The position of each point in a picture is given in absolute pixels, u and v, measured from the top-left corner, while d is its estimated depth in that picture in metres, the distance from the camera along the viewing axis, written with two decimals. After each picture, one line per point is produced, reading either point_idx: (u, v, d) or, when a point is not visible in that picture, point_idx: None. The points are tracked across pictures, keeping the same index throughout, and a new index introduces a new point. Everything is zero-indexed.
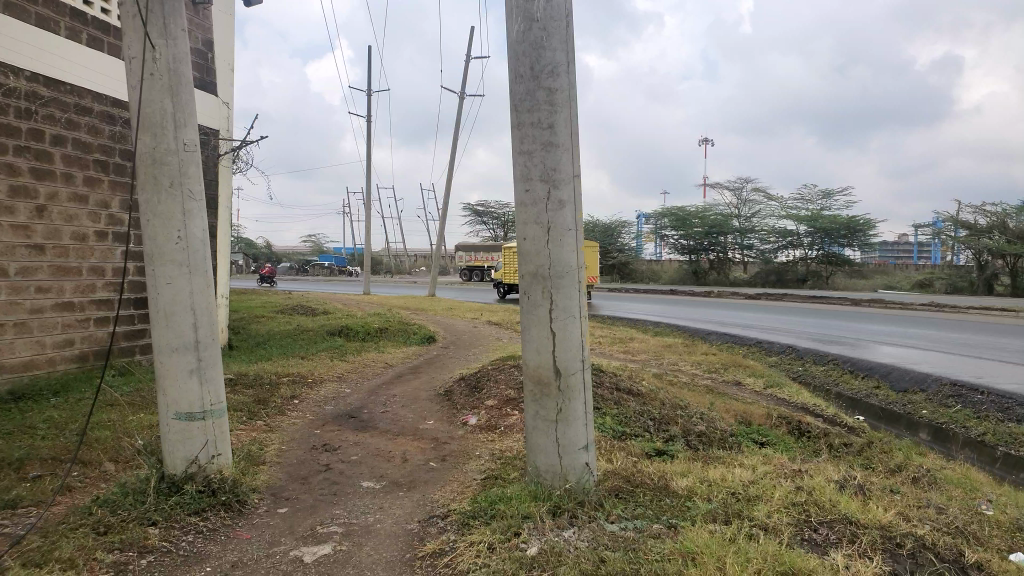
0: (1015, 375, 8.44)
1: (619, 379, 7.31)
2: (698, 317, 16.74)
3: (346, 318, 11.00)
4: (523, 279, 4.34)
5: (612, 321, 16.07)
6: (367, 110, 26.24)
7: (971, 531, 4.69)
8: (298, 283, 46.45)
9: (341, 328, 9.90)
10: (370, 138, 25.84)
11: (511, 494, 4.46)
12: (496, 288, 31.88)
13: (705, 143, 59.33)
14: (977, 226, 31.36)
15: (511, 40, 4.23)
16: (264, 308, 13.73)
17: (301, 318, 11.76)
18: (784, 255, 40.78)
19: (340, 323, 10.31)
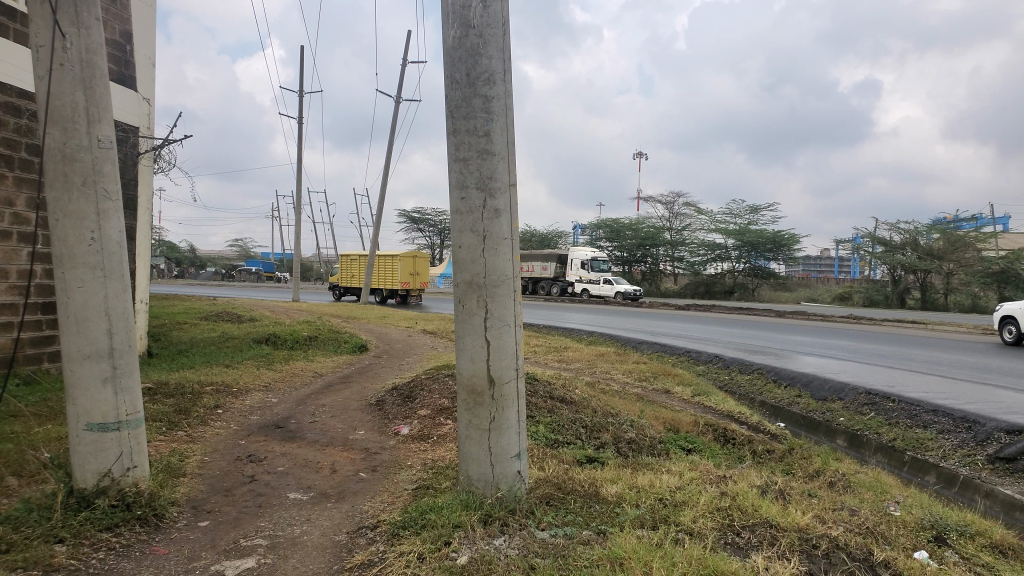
0: (924, 384, 8.91)
1: (553, 388, 7.35)
2: (627, 327, 17.01)
3: (273, 326, 10.72)
4: (458, 287, 4.32)
5: (549, 330, 16.27)
6: (298, 112, 25.49)
7: (880, 531, 4.92)
8: (202, 288, 45.91)
9: (267, 336, 9.60)
10: (303, 142, 25.51)
11: (442, 504, 4.42)
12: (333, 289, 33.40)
13: (642, 156, 60.41)
14: (893, 243, 33.15)
15: (447, 46, 4.24)
16: (188, 314, 13.27)
17: (224, 325, 11.36)
18: (712, 267, 41.82)
19: (267, 330, 10.02)
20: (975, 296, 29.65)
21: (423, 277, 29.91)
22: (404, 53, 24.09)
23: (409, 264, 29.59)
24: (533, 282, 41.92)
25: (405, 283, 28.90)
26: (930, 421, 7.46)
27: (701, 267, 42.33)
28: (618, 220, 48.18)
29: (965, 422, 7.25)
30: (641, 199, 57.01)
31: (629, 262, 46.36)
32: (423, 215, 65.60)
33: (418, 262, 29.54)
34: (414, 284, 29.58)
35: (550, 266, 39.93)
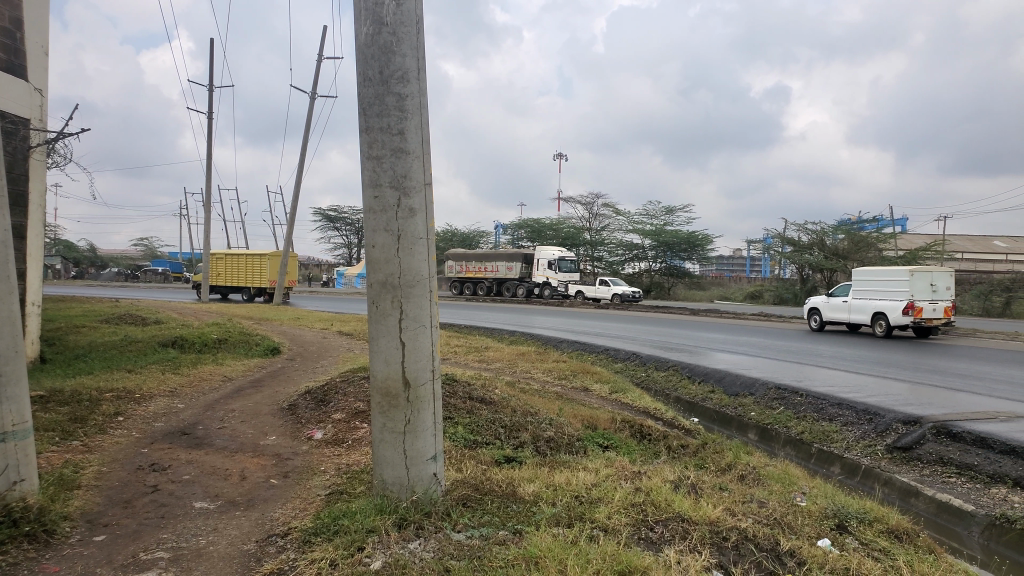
0: (829, 378, 9.34)
1: (473, 388, 7.32)
2: (547, 326, 17.16)
3: (180, 328, 10.29)
4: (371, 288, 4.23)
5: (469, 330, 16.28)
6: (211, 107, 24.49)
7: (787, 521, 5.10)
8: (104, 290, 43.66)
9: (174, 339, 9.22)
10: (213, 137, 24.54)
11: (355, 509, 4.32)
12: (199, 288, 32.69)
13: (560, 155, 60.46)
14: (801, 243, 34.37)
15: (359, 43, 4.15)
16: (85, 318, 12.58)
17: (127, 328, 10.83)
18: (630, 267, 43.08)
19: (174, 333, 9.63)
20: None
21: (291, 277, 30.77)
22: (321, 47, 23.41)
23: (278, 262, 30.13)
24: (496, 282, 37.66)
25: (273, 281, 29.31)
26: (835, 414, 7.80)
27: (620, 267, 43.47)
28: (541, 223, 49.03)
29: (867, 414, 7.61)
30: (564, 199, 57.89)
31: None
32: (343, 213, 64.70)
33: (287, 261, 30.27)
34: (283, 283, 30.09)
35: (513, 266, 36.19)
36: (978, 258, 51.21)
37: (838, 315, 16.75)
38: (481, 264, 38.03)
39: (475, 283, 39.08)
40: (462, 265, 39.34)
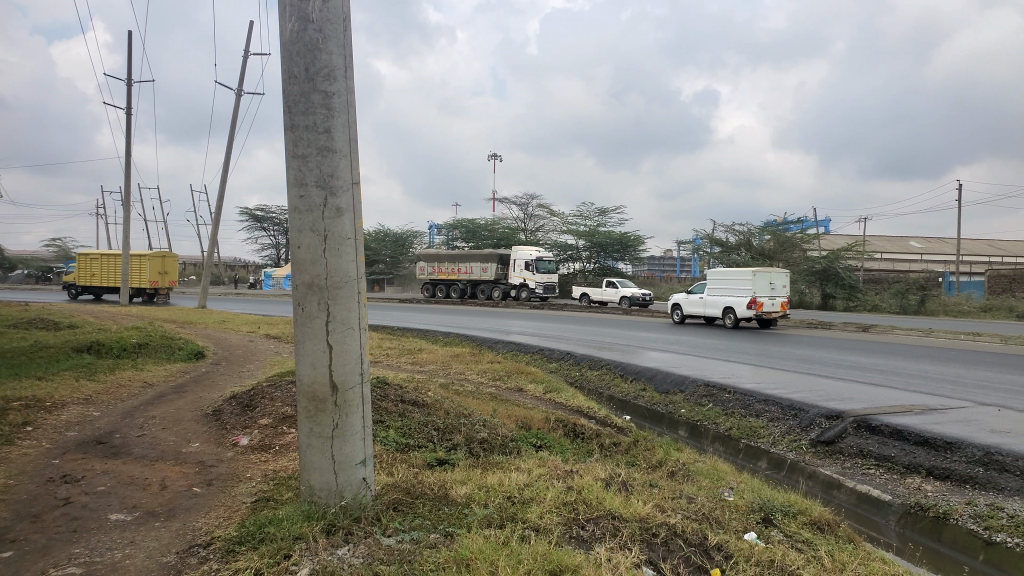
0: (755, 375, 9.62)
1: (404, 391, 7.24)
2: (482, 327, 17.17)
3: (97, 333, 9.86)
4: (297, 290, 4.12)
5: (402, 331, 16.13)
6: (129, 102, 23.52)
7: (715, 516, 5.20)
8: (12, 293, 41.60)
9: (89, 344, 8.82)
10: (131, 134, 23.56)
11: (281, 517, 4.20)
12: (71, 288, 31.44)
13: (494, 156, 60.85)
14: (728, 243, 35.78)
15: (284, 40, 4.06)
16: None
17: (38, 333, 10.30)
18: (564, 267, 43.83)
19: (89, 338, 9.21)
20: (801, 294, 32.33)
21: (172, 276, 29.91)
22: (247, 43, 22.78)
23: (157, 262, 29.38)
24: (471, 283, 36.74)
25: (151, 281, 28.68)
26: (762, 410, 8.03)
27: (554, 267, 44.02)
28: (475, 223, 49.30)
29: (792, 409, 7.85)
30: (498, 199, 58.42)
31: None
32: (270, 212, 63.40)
33: (168, 261, 29.67)
34: (164, 284, 29.48)
35: (490, 266, 35.27)
36: (893, 257, 53.76)
37: (694, 309, 19.24)
38: (454, 265, 37.03)
39: (448, 285, 38.00)
40: (435, 265, 38.20)
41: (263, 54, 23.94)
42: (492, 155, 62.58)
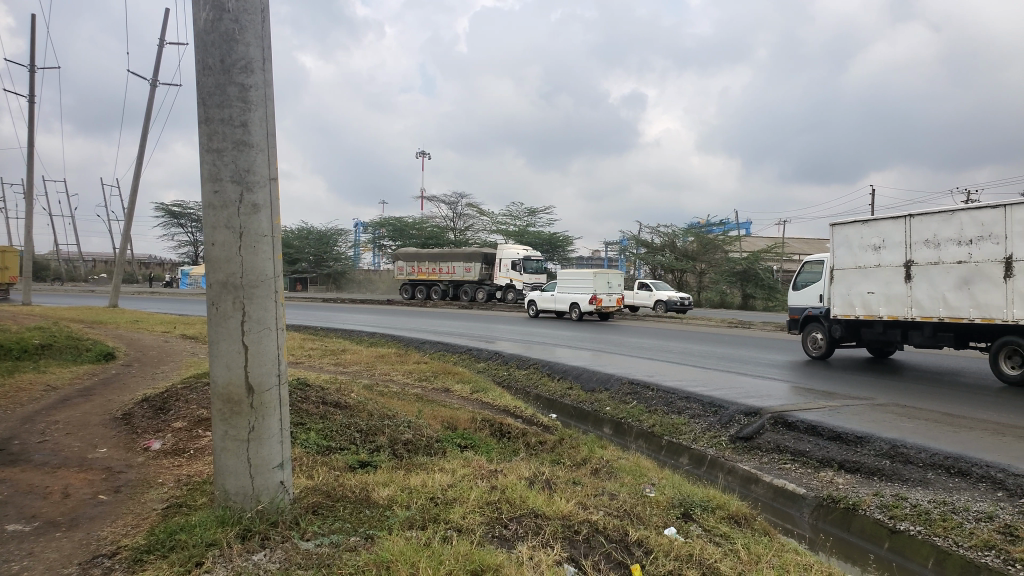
0: (678, 373, 9.85)
1: (326, 393, 7.11)
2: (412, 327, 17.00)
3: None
4: (211, 289, 3.97)
5: (325, 332, 15.82)
6: (33, 90, 22.31)
7: (636, 512, 5.29)
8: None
9: None
10: (34, 123, 22.34)
11: (193, 523, 4.04)
12: None
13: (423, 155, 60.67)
14: (653, 244, 36.59)
15: (197, 29, 3.91)
16: None
17: None
18: None
19: None
20: (722, 293, 33.43)
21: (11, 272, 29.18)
22: (163, 32, 21.93)
23: None
24: (453, 284, 36.06)
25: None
26: (684, 407, 8.22)
27: None
28: (403, 222, 49.07)
29: (712, 406, 8.07)
30: (428, 198, 58.15)
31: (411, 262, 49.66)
32: (186, 207, 60.81)
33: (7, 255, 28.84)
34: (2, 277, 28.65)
35: (474, 266, 34.66)
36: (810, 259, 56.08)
37: (547, 303, 22.58)
38: (436, 265, 36.30)
39: (428, 285, 37.25)
40: (414, 266, 37.59)
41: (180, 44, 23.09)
42: (420, 155, 62.25)
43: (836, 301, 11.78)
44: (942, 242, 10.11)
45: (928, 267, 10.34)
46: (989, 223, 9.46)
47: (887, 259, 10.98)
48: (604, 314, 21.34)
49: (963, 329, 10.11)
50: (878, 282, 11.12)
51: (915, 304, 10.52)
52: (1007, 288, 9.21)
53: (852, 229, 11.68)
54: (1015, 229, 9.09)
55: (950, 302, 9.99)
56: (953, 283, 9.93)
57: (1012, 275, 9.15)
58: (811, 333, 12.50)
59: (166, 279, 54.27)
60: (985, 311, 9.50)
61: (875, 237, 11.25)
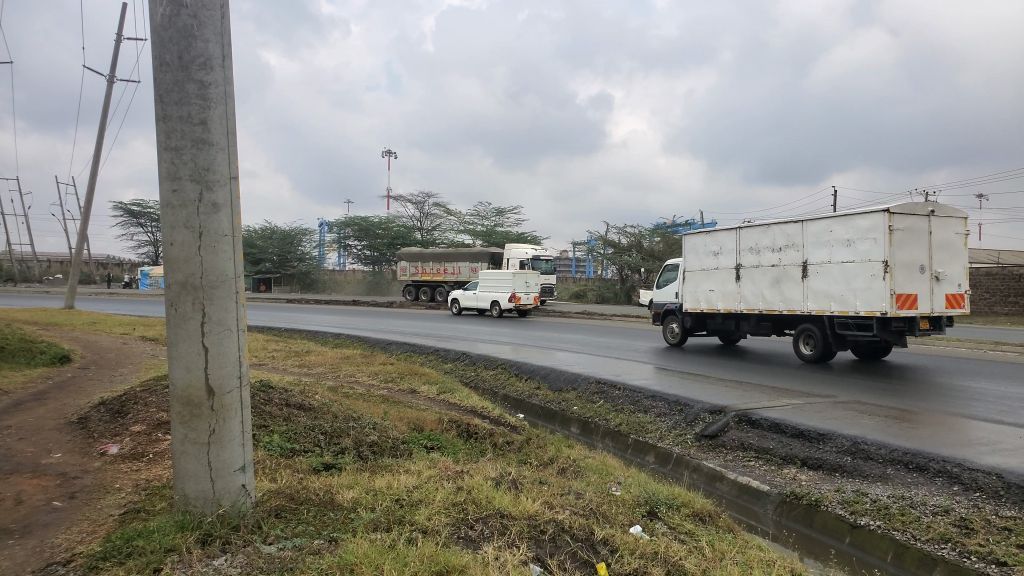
0: (643, 372, 9.94)
1: (290, 395, 7.02)
2: (379, 328, 16.93)
3: None
4: (169, 289, 3.89)
5: (290, 334, 15.64)
6: None
7: (602, 511, 5.32)
8: None
9: None
10: None
11: (150, 529, 3.95)
12: None
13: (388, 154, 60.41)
14: (620, 244, 36.83)
15: (154, 24, 3.82)
16: None
17: None
18: None
19: None
20: None
21: None
22: (122, 27, 21.44)
23: None
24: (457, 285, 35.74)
25: None
26: (650, 406, 8.29)
27: None
28: (369, 221, 48.70)
29: (678, 405, 8.15)
30: (394, 198, 57.85)
31: (378, 262, 49.18)
32: (145, 206, 59.62)
33: None
34: None
35: (480, 266, 34.47)
36: None
37: (473, 302, 24.55)
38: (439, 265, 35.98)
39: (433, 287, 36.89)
40: (417, 266, 37.22)
41: (138, 38, 22.59)
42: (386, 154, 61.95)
43: (688, 297, 14.45)
44: (762, 250, 12.89)
45: (751, 269, 13.09)
46: (793, 235, 12.28)
47: (724, 263, 13.71)
48: (523, 309, 23.46)
49: (778, 319, 12.82)
50: (717, 281, 13.81)
51: (742, 299, 13.23)
52: (804, 285, 11.97)
53: (700, 239, 14.42)
54: (809, 240, 11.89)
55: (767, 297, 12.71)
56: (768, 282, 12.68)
57: (807, 276, 11.90)
58: (670, 324, 14.98)
59: (127, 280, 53.21)
60: (789, 304, 12.25)
61: (717, 246, 13.98)
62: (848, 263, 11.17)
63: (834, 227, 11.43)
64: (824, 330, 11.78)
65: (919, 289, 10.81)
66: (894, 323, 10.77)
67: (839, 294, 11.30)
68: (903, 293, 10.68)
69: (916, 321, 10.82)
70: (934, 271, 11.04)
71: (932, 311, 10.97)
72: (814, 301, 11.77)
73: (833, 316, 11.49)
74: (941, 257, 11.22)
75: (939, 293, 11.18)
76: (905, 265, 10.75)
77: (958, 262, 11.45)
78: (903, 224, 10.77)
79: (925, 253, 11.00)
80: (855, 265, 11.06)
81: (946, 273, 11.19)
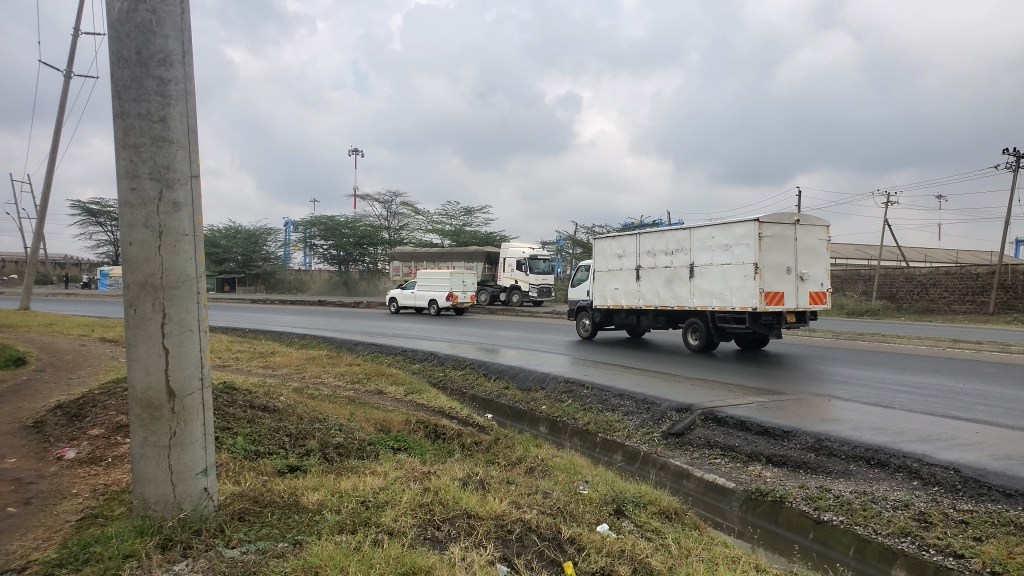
0: (611, 372, 10.00)
1: (254, 396, 6.92)
2: (346, 328, 16.79)
3: None
4: (128, 289, 3.81)
5: (255, 334, 15.41)
6: None
7: (569, 510, 5.33)
8: None
9: None
10: None
11: (109, 534, 3.85)
12: None
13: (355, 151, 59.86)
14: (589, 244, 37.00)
15: (111, 19, 3.74)
16: None
17: None
18: None
19: None
20: None
21: None
22: (78, 20, 20.89)
23: None
24: None
25: None
26: (618, 404, 8.34)
27: None
28: (336, 220, 48.24)
29: (645, 403, 8.21)
30: (362, 197, 57.44)
31: (344, 262, 48.52)
32: (103, 206, 58.38)
33: None
34: None
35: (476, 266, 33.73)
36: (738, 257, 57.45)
37: (411, 300, 25.36)
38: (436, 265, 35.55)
39: None
40: (412, 266, 37.01)
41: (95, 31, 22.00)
42: (354, 152, 61.46)
43: (597, 295, 15.91)
44: (657, 253, 14.41)
45: (649, 270, 14.62)
46: (683, 241, 13.82)
47: (626, 265, 15.20)
48: (460, 307, 24.55)
49: (672, 314, 14.38)
50: (621, 281, 15.29)
51: (642, 296, 14.74)
52: (692, 284, 13.49)
53: (606, 243, 15.86)
54: (696, 245, 13.41)
55: (662, 295, 14.26)
56: (663, 281, 14.21)
57: (695, 277, 13.43)
58: (583, 320, 16.33)
59: (85, 280, 52.05)
60: (680, 301, 13.80)
61: (620, 249, 15.49)
62: (727, 265, 12.73)
63: (716, 234, 12.99)
64: (708, 325, 13.30)
65: (784, 288, 12.45)
66: (763, 317, 12.40)
67: (719, 293, 12.85)
68: (771, 291, 12.28)
69: (782, 315, 12.47)
70: (798, 272, 12.70)
71: (797, 306, 12.62)
72: (700, 298, 13.32)
73: (715, 311, 13.05)
74: (806, 260, 12.88)
75: (803, 291, 12.85)
76: (773, 266, 12.36)
77: (821, 264, 13.14)
78: (770, 231, 12.39)
79: (791, 256, 12.65)
80: (732, 267, 12.63)
81: (809, 274, 12.86)
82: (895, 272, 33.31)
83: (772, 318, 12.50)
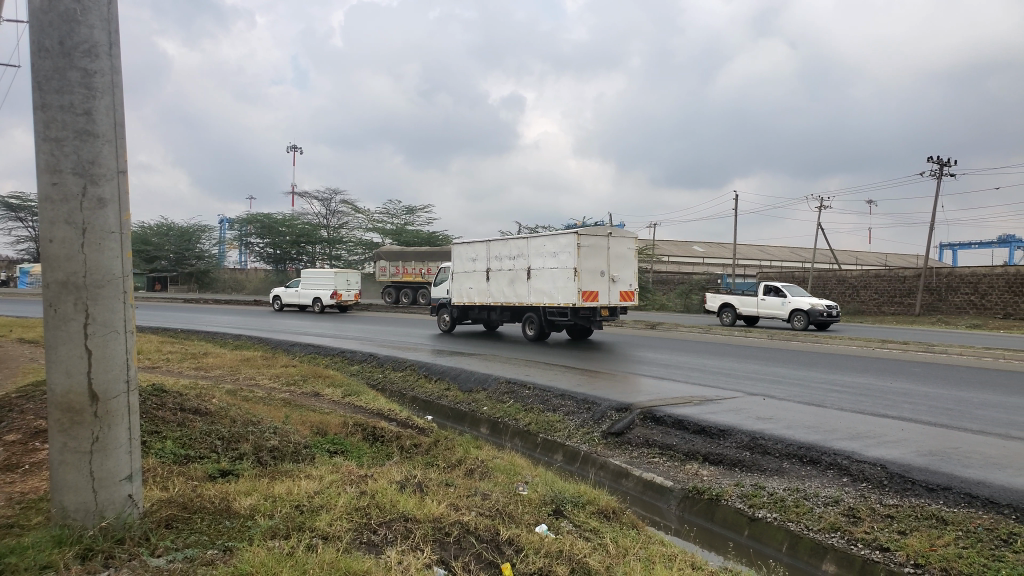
0: (550, 372, 10.07)
1: (184, 399, 6.72)
2: (284, 329, 16.46)
3: None
4: (47, 288, 3.63)
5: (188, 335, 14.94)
6: None
7: (509, 511, 5.33)
8: None
9: None
10: None
11: (25, 544, 3.62)
12: None
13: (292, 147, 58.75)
14: None
15: (32, 7, 3.58)
16: None
17: None
18: None
19: None
20: None
21: None
22: None
23: None
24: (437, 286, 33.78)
25: None
26: (559, 404, 8.39)
27: None
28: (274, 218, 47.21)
29: (585, 403, 8.29)
30: (301, 195, 56.49)
31: (280, 262, 47.57)
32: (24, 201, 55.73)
33: None
34: None
35: None
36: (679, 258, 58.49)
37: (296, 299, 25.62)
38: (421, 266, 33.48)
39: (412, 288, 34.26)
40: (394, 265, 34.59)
41: None
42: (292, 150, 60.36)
43: (453, 292, 17.06)
44: (500, 257, 15.70)
45: (495, 271, 15.88)
46: (519, 246, 15.16)
47: (475, 266, 16.43)
48: (344, 307, 24.99)
49: (514, 309, 15.71)
50: (472, 281, 16.50)
51: (489, 294, 16.01)
52: (530, 284, 14.83)
53: (459, 247, 17.01)
54: (530, 251, 14.75)
55: (504, 293, 15.58)
56: (506, 281, 15.48)
57: (530, 278, 14.82)
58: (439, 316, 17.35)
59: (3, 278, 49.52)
60: (520, 299, 15.12)
61: (472, 252, 16.58)
62: (555, 268, 14.19)
63: (546, 242, 14.38)
64: (541, 318, 14.80)
65: (598, 287, 14.03)
66: (582, 311, 13.96)
67: (549, 292, 14.31)
68: (587, 291, 13.84)
69: (597, 311, 14.06)
70: (611, 275, 14.26)
71: (610, 303, 14.20)
72: (536, 297, 14.72)
73: (546, 307, 14.51)
74: (618, 264, 14.45)
75: (616, 290, 14.40)
76: (589, 270, 13.92)
77: (630, 267, 14.68)
78: (586, 240, 13.92)
79: (604, 261, 14.21)
80: (557, 271, 14.10)
81: (621, 276, 14.45)
82: (828, 273, 34.43)
83: (589, 313, 14.08)
